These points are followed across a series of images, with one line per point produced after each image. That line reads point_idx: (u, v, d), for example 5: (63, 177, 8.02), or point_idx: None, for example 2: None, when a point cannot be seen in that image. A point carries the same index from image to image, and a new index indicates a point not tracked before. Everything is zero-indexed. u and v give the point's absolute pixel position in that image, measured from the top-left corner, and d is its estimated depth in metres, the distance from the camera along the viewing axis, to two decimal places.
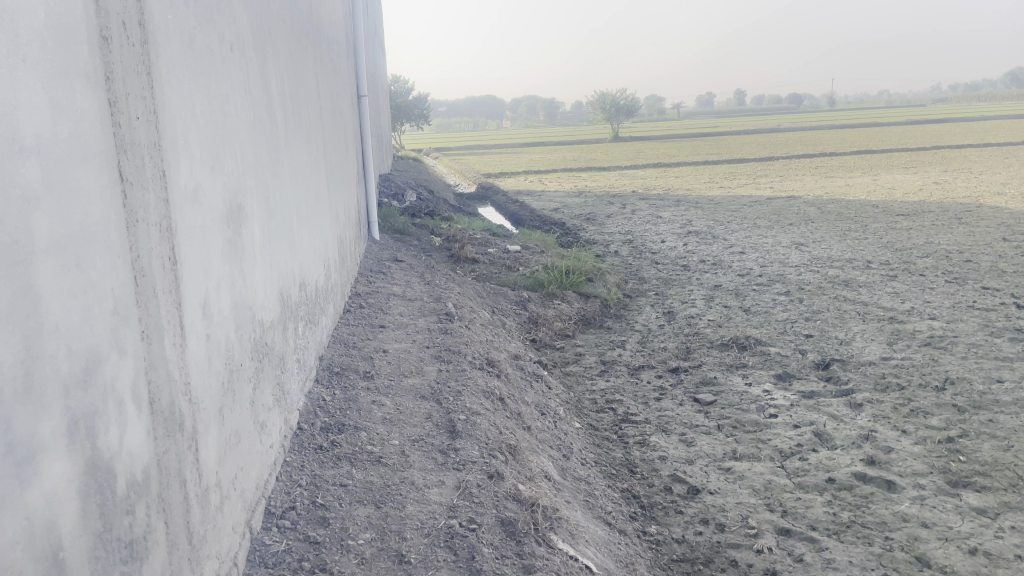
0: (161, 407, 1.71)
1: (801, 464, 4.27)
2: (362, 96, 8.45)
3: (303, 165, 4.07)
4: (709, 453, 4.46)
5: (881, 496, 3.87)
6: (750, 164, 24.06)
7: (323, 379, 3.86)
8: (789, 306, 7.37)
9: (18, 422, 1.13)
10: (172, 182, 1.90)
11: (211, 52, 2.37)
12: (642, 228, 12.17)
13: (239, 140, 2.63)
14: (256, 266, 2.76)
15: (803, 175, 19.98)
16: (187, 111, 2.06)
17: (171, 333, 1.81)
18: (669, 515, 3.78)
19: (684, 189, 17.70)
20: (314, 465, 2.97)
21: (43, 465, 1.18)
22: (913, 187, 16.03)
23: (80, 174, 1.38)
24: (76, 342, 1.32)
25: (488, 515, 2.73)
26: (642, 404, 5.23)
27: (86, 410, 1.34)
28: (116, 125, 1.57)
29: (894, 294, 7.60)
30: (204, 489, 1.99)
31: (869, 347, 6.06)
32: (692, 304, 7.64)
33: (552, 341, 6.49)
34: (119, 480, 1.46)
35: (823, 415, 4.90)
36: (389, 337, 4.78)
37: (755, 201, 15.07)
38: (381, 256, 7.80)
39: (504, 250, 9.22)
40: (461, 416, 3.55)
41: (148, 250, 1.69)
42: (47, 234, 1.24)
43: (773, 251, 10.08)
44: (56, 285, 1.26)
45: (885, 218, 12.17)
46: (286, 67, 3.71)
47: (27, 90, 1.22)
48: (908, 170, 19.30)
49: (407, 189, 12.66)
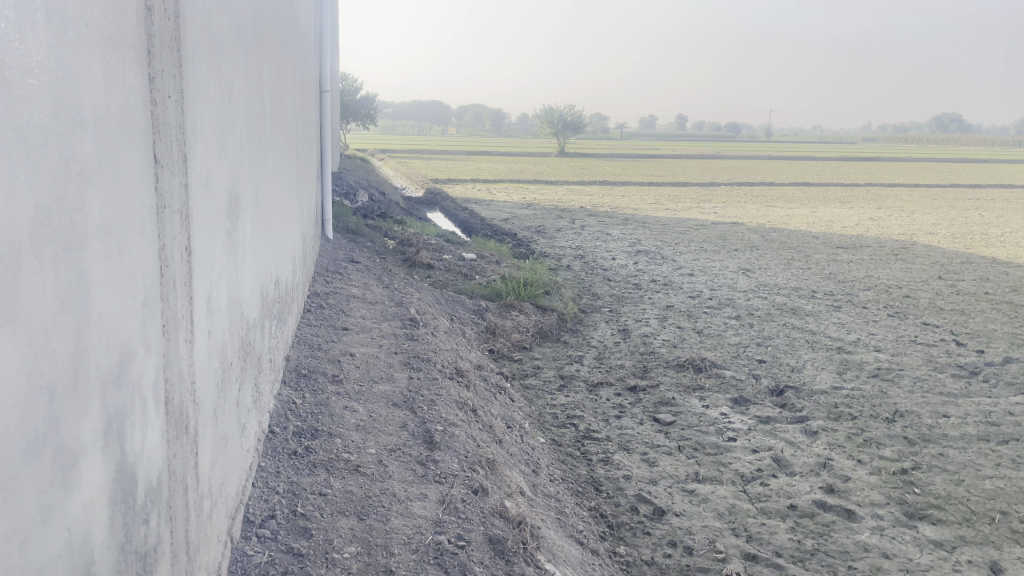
0: (173, 408, 1.59)
1: (763, 489, 4.31)
2: (325, 92, 8.28)
3: (282, 158, 3.92)
4: (672, 474, 4.46)
5: (843, 525, 3.93)
6: (693, 188, 24.51)
7: (291, 381, 3.72)
8: (740, 330, 7.48)
9: (66, 423, 1.01)
10: (190, 167, 1.78)
11: (223, 34, 2.25)
12: (592, 245, 12.22)
13: (239, 128, 2.50)
14: (246, 262, 2.63)
15: (745, 202, 20.44)
16: (203, 94, 1.94)
17: (184, 330, 1.68)
18: (637, 536, 3.76)
19: (630, 208, 17.92)
20: (290, 472, 2.84)
21: (84, 470, 1.07)
22: (850, 221, 16.58)
23: (125, 153, 1.26)
24: (113, 336, 1.21)
25: (476, 532, 2.66)
26: (603, 421, 5.21)
27: (119, 408, 1.23)
28: (153, 103, 1.46)
29: (840, 325, 7.80)
30: (199, 496, 1.87)
31: (820, 375, 6.19)
32: (646, 323, 7.69)
33: (510, 352, 6.43)
34: (140, 485, 1.35)
35: (779, 440, 4.96)
36: (354, 340, 4.65)
37: (701, 225, 15.34)
38: (336, 255, 7.62)
39: (458, 257, 9.14)
40: (437, 427, 3.47)
41: (171, 239, 1.58)
42: (97, 217, 1.13)
43: (721, 274, 10.26)
44: (101, 273, 1.14)
45: (825, 249, 12.53)
46: (274, 54, 3.57)
47: (88, 57, 1.11)
48: (844, 205, 19.93)
49: (358, 190, 12.44)
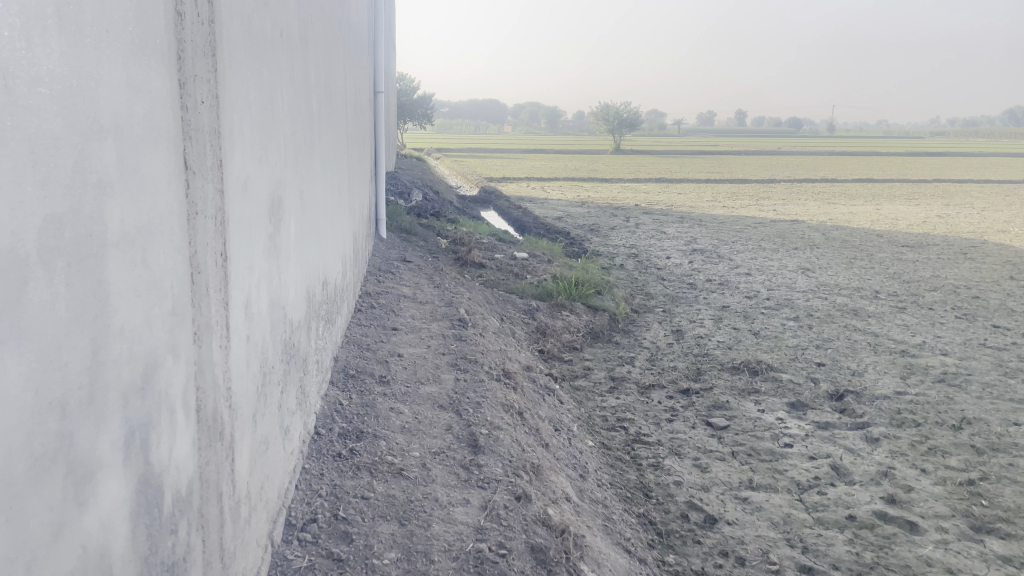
0: (205, 415, 1.58)
1: (820, 499, 4.16)
2: (379, 92, 8.32)
3: (331, 159, 3.93)
4: (725, 481, 4.34)
5: (905, 538, 3.77)
6: (752, 185, 24.01)
7: (338, 382, 3.73)
8: (799, 332, 7.27)
9: (81, 438, 0.99)
10: (227, 172, 1.77)
11: (266, 36, 2.24)
12: (647, 243, 12.07)
13: (282, 131, 2.51)
14: (290, 265, 2.63)
15: (805, 199, 19.92)
16: (242, 95, 1.93)
17: (218, 336, 1.67)
18: (687, 544, 3.66)
19: (687, 206, 17.66)
20: (333, 474, 2.84)
21: (101, 484, 1.05)
22: (917, 219, 16.05)
23: (151, 159, 1.25)
24: (137, 345, 1.19)
25: (518, 540, 2.61)
26: (654, 424, 5.11)
27: (143, 419, 1.22)
28: (184, 109, 1.44)
29: (904, 327, 7.52)
30: (236, 501, 1.86)
31: (882, 379, 5.97)
32: (700, 323, 7.53)
33: (560, 352, 6.37)
34: (166, 495, 1.33)
35: (838, 448, 4.79)
36: (403, 340, 4.65)
37: (759, 223, 15.00)
38: (388, 255, 7.66)
39: (510, 256, 9.11)
40: (482, 430, 3.43)
41: (205, 245, 1.56)
42: (119, 225, 1.11)
43: (780, 274, 10.00)
44: (122, 282, 1.13)
45: (889, 248, 12.12)
46: (322, 57, 3.58)
47: (108, 64, 1.09)
48: (911, 202, 19.28)
49: (412, 188, 12.53)
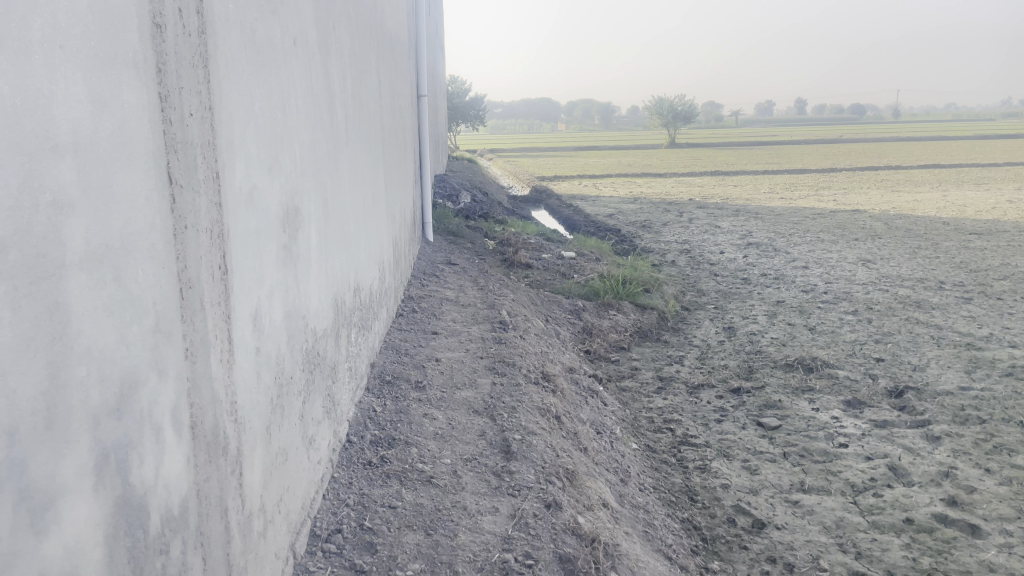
0: (204, 431, 1.56)
1: (876, 501, 3.98)
2: (423, 95, 8.37)
3: (362, 164, 3.94)
4: (775, 483, 4.20)
5: (966, 542, 3.58)
6: (812, 175, 23.37)
7: (374, 388, 3.72)
8: (857, 326, 7.01)
9: (36, 464, 0.97)
10: (226, 184, 1.75)
11: (273, 45, 2.23)
12: (700, 238, 11.84)
13: (298, 139, 2.50)
14: (311, 273, 2.62)
15: (867, 188, 19.32)
16: (244, 104, 1.92)
17: (217, 350, 1.65)
18: (733, 550, 3.54)
19: (743, 199, 17.30)
20: (362, 483, 2.82)
21: (66, 510, 1.04)
22: (986, 204, 15.40)
23: (122, 175, 1.22)
24: (110, 365, 1.17)
25: (546, 550, 2.55)
26: (702, 425, 4.98)
27: (120, 440, 1.19)
28: (167, 122, 1.42)
29: (970, 319, 7.19)
30: (246, 515, 1.84)
31: (946, 374, 5.71)
32: (753, 319, 7.34)
33: (607, 353, 6.28)
34: (153, 516, 1.31)
35: (897, 447, 4.58)
36: (442, 344, 4.63)
37: (818, 214, 14.58)
38: (434, 258, 7.67)
39: (558, 255, 9.04)
40: (516, 435, 3.37)
41: (197, 260, 1.54)
42: (82, 245, 1.09)
43: (839, 266, 9.69)
44: (88, 302, 1.11)
45: (956, 236, 11.64)
46: (348, 64, 3.59)
47: (65, 81, 1.07)
48: (981, 187, 18.50)
49: (461, 190, 12.55)
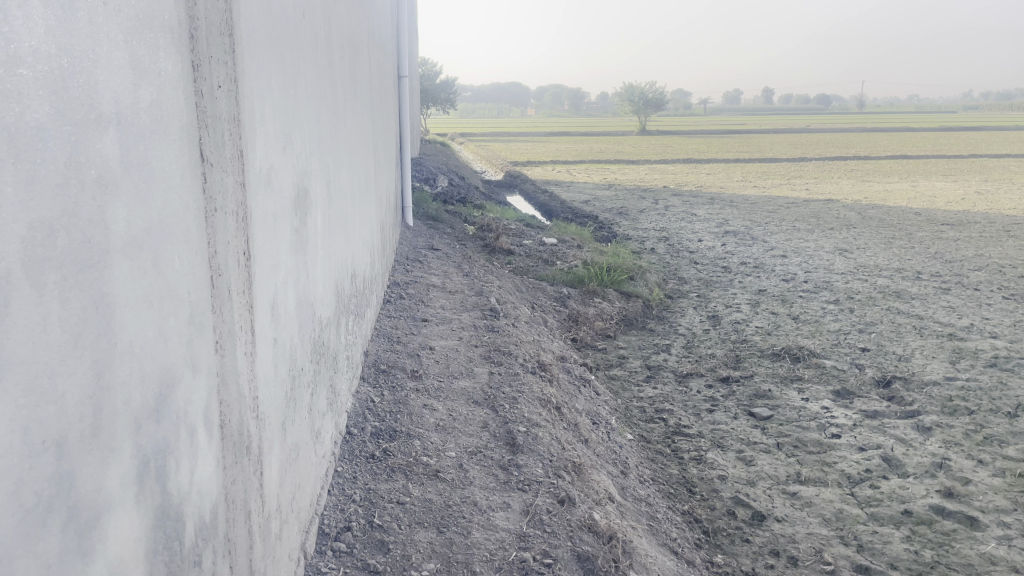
0: (230, 432, 1.45)
1: (873, 492, 3.97)
2: (405, 76, 8.17)
3: (356, 145, 3.80)
4: (772, 474, 4.17)
5: (965, 535, 3.57)
6: (783, 164, 23.51)
7: (369, 377, 3.60)
8: (840, 316, 7.03)
9: (84, 478, 0.86)
10: (249, 164, 1.63)
11: (286, 16, 2.09)
12: (678, 226, 11.81)
13: (307, 118, 2.37)
14: (318, 259, 2.50)
15: (838, 178, 19.48)
16: (263, 79, 1.79)
17: (242, 341, 1.53)
18: (735, 543, 3.50)
19: (716, 187, 17.35)
20: (366, 477, 2.71)
21: (110, 526, 0.92)
22: (955, 195, 15.61)
23: (160, 152, 1.10)
24: (149, 364, 1.05)
25: (563, 548, 2.47)
26: (694, 415, 4.94)
27: (158, 445, 1.08)
28: (198, 94, 1.29)
29: (949, 309, 7.25)
30: (264, 517, 1.73)
31: (931, 365, 5.74)
32: (737, 308, 7.31)
33: (593, 341, 6.22)
34: (188, 525, 1.20)
35: (889, 438, 4.58)
36: (434, 332, 4.51)
37: (792, 203, 14.63)
38: (415, 243, 7.52)
39: (539, 242, 8.95)
40: (520, 428, 3.28)
41: (225, 244, 1.41)
42: (124, 228, 0.97)
43: (817, 255, 9.73)
44: (131, 294, 0.99)
45: (929, 226, 11.77)
46: (346, 40, 3.44)
47: (108, 43, 0.94)
48: (948, 178, 18.78)
49: (438, 175, 12.36)
